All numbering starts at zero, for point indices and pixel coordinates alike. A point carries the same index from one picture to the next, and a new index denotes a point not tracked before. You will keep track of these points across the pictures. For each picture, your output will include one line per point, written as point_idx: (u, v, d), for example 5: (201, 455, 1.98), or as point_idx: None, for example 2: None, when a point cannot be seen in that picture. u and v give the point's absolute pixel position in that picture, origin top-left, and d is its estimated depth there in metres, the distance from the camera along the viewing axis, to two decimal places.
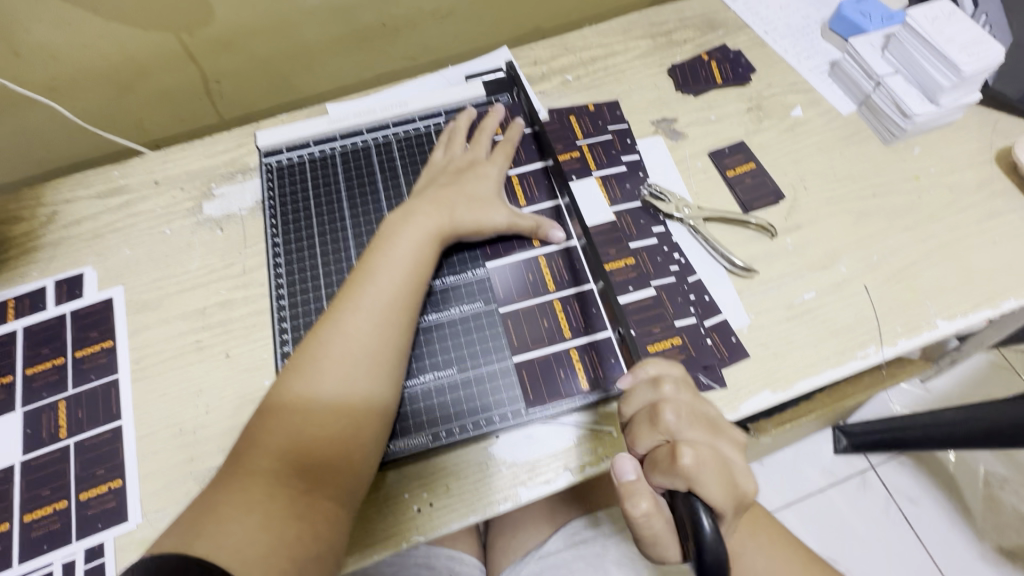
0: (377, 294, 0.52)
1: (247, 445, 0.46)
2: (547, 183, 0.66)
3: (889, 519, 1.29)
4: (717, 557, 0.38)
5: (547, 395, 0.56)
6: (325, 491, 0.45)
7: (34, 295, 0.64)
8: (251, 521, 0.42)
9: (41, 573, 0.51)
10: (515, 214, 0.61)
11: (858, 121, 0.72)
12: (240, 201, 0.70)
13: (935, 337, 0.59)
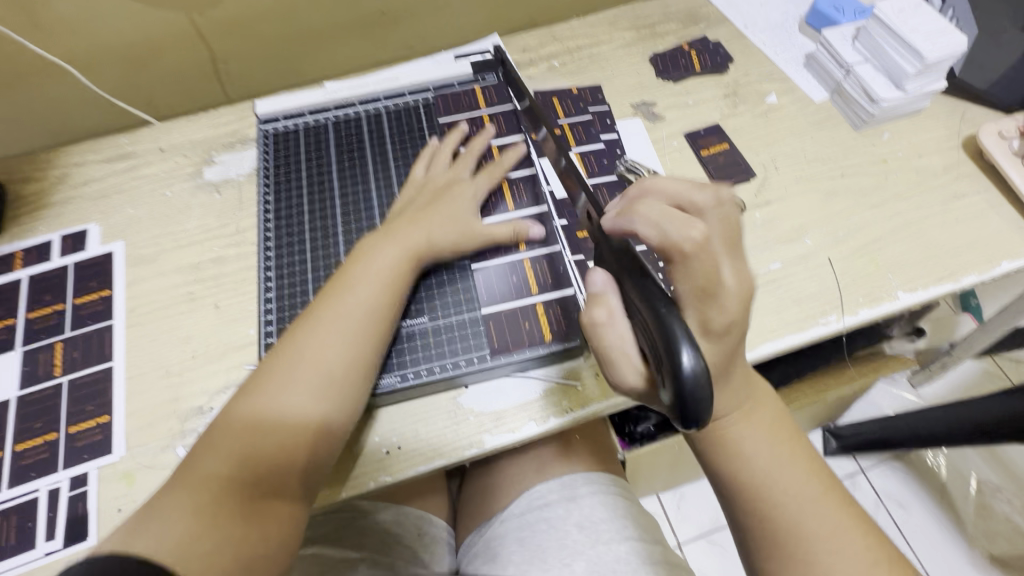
0: (348, 309, 0.53)
1: (209, 443, 0.47)
2: (534, 165, 0.68)
3: (878, 523, 1.29)
4: (692, 385, 0.35)
5: (513, 345, 0.58)
6: (280, 507, 0.47)
7: (41, 247, 0.69)
8: (192, 527, 0.42)
9: (27, 499, 0.54)
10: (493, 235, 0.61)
11: (831, 108, 0.75)
12: (238, 167, 0.74)
13: (897, 308, 0.61)
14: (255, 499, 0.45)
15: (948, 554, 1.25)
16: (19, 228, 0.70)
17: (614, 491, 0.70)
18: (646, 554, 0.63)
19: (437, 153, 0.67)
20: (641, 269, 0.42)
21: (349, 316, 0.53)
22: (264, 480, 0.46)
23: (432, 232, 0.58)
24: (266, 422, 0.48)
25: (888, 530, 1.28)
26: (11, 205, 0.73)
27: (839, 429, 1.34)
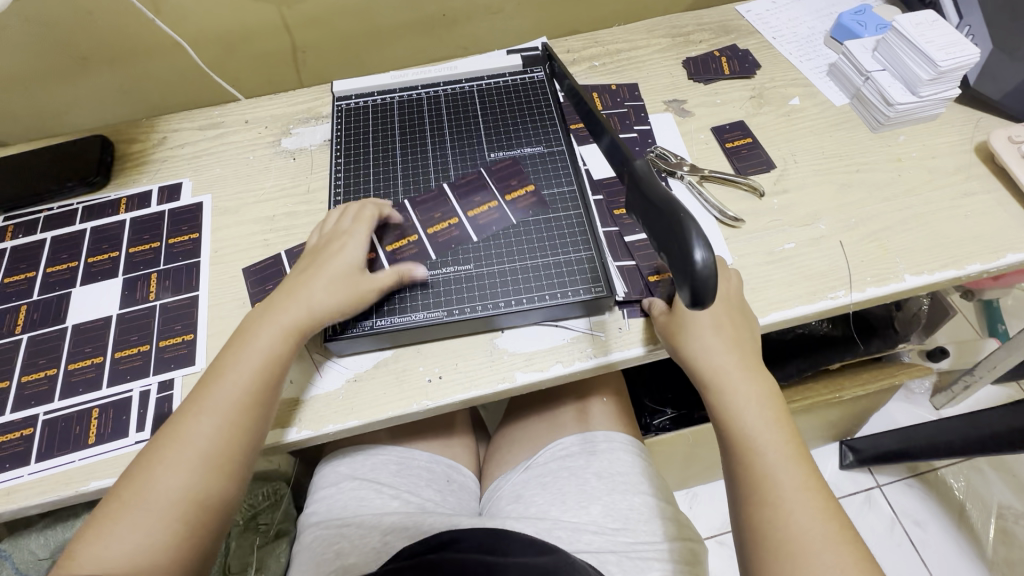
0: (226, 390, 0.54)
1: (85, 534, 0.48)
2: (450, 249, 0.66)
3: (893, 539, 1.27)
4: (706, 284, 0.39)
5: (548, 290, 0.63)
6: None
7: (141, 196, 0.79)
8: None
9: (121, 396, 0.63)
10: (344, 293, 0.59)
11: (850, 112, 0.81)
12: (312, 139, 0.84)
13: (903, 289, 0.66)
14: None
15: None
16: (124, 180, 0.82)
17: (634, 451, 0.74)
18: (659, 508, 0.68)
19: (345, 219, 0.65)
20: (650, 179, 0.44)
21: (226, 396, 0.54)
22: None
23: (286, 310, 0.58)
24: (142, 513, 0.49)
25: (904, 549, 1.25)
26: (118, 161, 0.84)
27: (856, 442, 1.33)
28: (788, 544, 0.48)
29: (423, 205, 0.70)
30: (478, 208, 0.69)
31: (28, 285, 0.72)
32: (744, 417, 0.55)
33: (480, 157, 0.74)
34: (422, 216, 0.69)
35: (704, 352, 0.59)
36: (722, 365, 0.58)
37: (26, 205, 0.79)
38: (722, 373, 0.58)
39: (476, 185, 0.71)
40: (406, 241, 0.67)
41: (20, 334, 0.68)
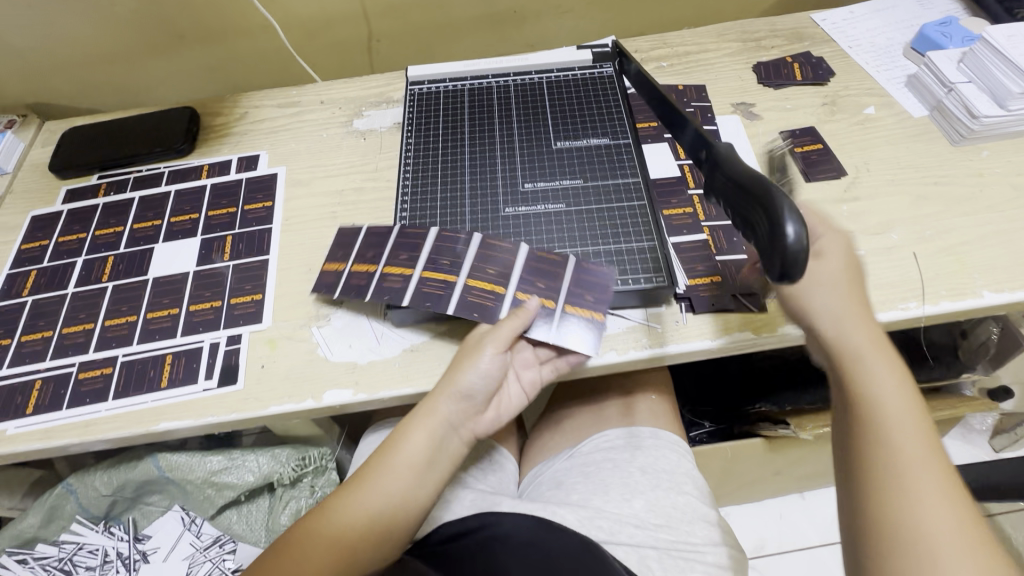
0: (400, 479, 0.57)
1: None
2: (473, 311, 0.61)
3: None
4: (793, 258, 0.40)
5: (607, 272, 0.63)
6: None
7: (222, 164, 0.84)
8: None
9: (193, 346, 0.67)
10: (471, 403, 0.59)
11: (929, 123, 0.78)
12: (382, 121, 0.87)
13: (981, 306, 0.63)
14: None
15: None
16: (207, 149, 0.87)
17: (677, 449, 0.72)
18: (700, 510, 0.67)
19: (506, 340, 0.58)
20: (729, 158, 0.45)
21: (400, 484, 0.56)
22: None
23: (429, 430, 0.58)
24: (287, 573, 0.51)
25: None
26: (202, 131, 0.90)
27: None
28: (917, 534, 0.43)
29: (483, 249, 0.65)
30: (531, 294, 0.61)
31: (116, 238, 0.77)
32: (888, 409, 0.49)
33: (547, 144, 0.75)
34: (476, 259, 0.64)
35: (824, 314, 0.55)
36: (848, 327, 0.54)
37: (118, 166, 0.85)
38: (852, 339, 0.53)
39: (552, 269, 0.63)
40: (444, 279, 0.63)
41: (107, 282, 0.73)
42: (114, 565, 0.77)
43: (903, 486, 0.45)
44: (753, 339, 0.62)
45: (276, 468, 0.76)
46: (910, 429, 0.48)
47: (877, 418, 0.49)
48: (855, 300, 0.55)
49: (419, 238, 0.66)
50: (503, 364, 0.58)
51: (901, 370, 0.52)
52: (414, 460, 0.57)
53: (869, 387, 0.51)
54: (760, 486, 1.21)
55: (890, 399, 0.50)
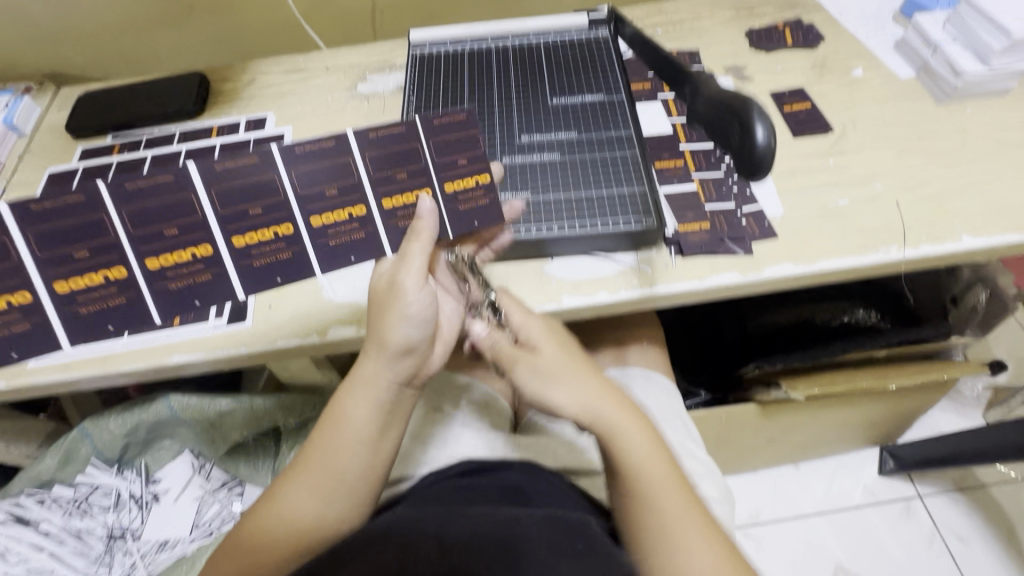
0: (368, 401, 0.54)
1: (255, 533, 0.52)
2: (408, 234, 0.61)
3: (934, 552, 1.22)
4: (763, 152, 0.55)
5: (598, 215, 0.66)
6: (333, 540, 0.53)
7: (232, 125, 0.88)
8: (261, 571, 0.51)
9: None
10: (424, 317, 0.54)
11: (915, 83, 0.81)
12: (385, 85, 0.90)
13: (960, 250, 0.65)
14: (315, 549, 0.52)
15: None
16: (217, 112, 0.90)
17: (668, 391, 0.76)
18: (689, 447, 0.72)
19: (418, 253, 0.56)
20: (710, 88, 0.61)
21: (371, 403, 0.54)
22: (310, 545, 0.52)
23: (371, 394, 0.54)
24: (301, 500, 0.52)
25: (938, 557, 1.22)
26: (212, 96, 0.93)
27: (899, 448, 1.28)
28: (661, 527, 0.50)
29: (395, 149, 0.57)
30: (461, 176, 0.59)
31: None
32: (648, 455, 0.51)
33: (543, 100, 0.78)
34: (377, 173, 0.57)
35: (565, 411, 0.51)
36: (563, 376, 0.51)
37: (132, 127, 0.89)
38: (559, 391, 0.50)
39: (462, 133, 0.58)
40: (349, 212, 0.58)
41: None
42: (128, 504, 0.80)
43: (650, 508, 0.50)
44: (740, 281, 0.64)
45: (281, 412, 0.80)
46: (666, 492, 0.51)
47: (642, 484, 0.51)
48: (571, 356, 0.52)
49: (332, 146, 0.55)
50: (429, 294, 0.55)
51: (622, 399, 0.53)
52: (366, 431, 0.54)
53: (631, 465, 0.51)
54: (754, 455, 1.24)
55: (650, 471, 0.51)
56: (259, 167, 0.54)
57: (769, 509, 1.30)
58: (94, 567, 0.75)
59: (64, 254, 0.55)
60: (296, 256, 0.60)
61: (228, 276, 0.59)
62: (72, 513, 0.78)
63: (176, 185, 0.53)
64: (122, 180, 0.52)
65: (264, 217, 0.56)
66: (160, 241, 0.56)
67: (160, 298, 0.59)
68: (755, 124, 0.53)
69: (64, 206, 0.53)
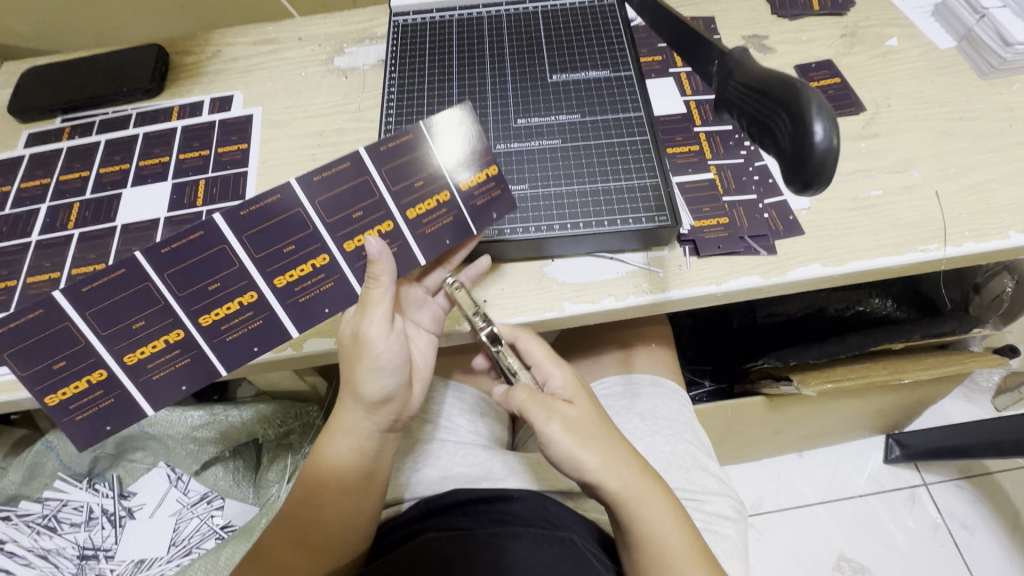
0: (345, 444, 0.52)
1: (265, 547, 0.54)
2: (442, 240, 0.55)
3: (943, 553, 1.07)
4: (818, 165, 0.39)
5: (605, 210, 0.59)
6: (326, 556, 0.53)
7: (194, 106, 0.78)
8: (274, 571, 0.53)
9: None
10: (400, 367, 0.52)
11: (956, 55, 0.72)
12: (365, 58, 0.81)
13: (1006, 247, 0.59)
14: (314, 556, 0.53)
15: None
16: (177, 90, 0.81)
17: (679, 399, 0.72)
18: (699, 459, 0.67)
19: (379, 303, 0.50)
20: (745, 74, 0.44)
21: (348, 445, 0.52)
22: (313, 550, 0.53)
23: (353, 444, 0.52)
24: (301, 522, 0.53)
25: (946, 552, 1.07)
26: (172, 71, 0.83)
27: (904, 435, 1.15)
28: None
29: (407, 155, 0.51)
30: (471, 172, 0.54)
31: (82, 183, 0.72)
32: (666, 517, 0.49)
33: (542, 78, 0.69)
34: (394, 186, 0.52)
35: (605, 478, 0.48)
36: (601, 434, 0.50)
37: (83, 108, 0.79)
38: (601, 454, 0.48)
39: (464, 129, 0.53)
40: (378, 231, 0.53)
41: (73, 229, 0.68)
42: (100, 521, 0.75)
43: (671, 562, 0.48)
44: (761, 284, 0.58)
45: (262, 424, 0.76)
46: (690, 558, 0.49)
47: (664, 553, 0.48)
48: (599, 415, 0.52)
49: (347, 168, 0.50)
50: (398, 336, 0.51)
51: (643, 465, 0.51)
52: (349, 479, 0.52)
53: (659, 535, 0.49)
54: (757, 445, 1.10)
55: (675, 540, 0.49)
56: (284, 204, 0.48)
57: (772, 498, 1.14)
58: None
59: (45, 366, 0.48)
60: (340, 285, 0.53)
61: (206, 353, 0.52)
62: (41, 531, 0.73)
63: (131, 279, 0.47)
64: (76, 284, 0.46)
65: (226, 288, 0.50)
66: (131, 335, 0.49)
67: (149, 390, 0.52)
68: (811, 110, 0.39)
69: (25, 326, 0.46)
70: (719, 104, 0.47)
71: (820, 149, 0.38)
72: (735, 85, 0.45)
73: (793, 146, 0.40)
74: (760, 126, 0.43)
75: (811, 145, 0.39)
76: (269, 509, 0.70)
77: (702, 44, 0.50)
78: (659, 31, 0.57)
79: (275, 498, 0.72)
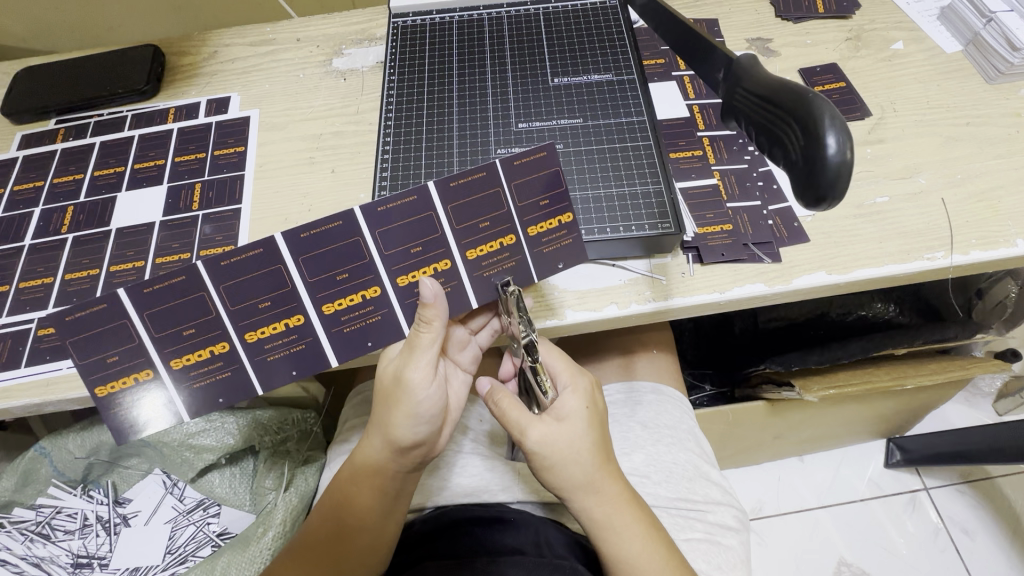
0: (372, 475, 0.52)
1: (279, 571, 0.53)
2: (499, 284, 0.53)
3: (945, 559, 1.07)
4: (832, 177, 0.38)
5: (609, 217, 0.58)
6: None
7: (190, 107, 0.77)
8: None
9: None
10: (437, 416, 0.51)
11: (963, 59, 0.72)
12: (364, 60, 0.80)
13: (1013, 256, 0.58)
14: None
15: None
16: (173, 91, 0.80)
17: (681, 406, 0.71)
18: (702, 468, 0.66)
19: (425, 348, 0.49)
20: (754, 84, 0.43)
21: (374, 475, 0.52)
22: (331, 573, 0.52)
23: (377, 481, 0.52)
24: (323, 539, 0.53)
25: (948, 558, 1.07)
26: (168, 72, 0.82)
27: (906, 440, 1.14)
28: None
29: (478, 194, 0.49)
30: (543, 218, 0.52)
31: (76, 186, 0.71)
32: (641, 543, 0.50)
33: (544, 81, 0.68)
34: (458, 225, 0.50)
35: (575, 496, 0.51)
36: (576, 459, 0.50)
37: (78, 109, 0.78)
38: (569, 477, 0.50)
39: (541, 172, 0.50)
40: (433, 267, 0.51)
41: (67, 233, 0.67)
42: (95, 529, 0.74)
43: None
44: (766, 292, 0.57)
45: (258, 431, 0.74)
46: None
47: None
48: (591, 440, 0.50)
49: (414, 202, 0.48)
50: (439, 383, 0.51)
51: (622, 489, 0.51)
52: (373, 503, 0.52)
53: (622, 557, 0.50)
54: (757, 450, 1.09)
55: (644, 565, 0.49)
56: (344, 230, 0.47)
57: (772, 502, 1.14)
58: None
59: (97, 360, 0.47)
60: (386, 319, 0.52)
61: (246, 371, 0.51)
62: (34, 539, 0.72)
63: (189, 286, 0.46)
64: (140, 284, 0.45)
65: (274, 309, 0.49)
66: (182, 341, 0.49)
67: (190, 399, 0.51)
68: (824, 121, 0.38)
69: (85, 318, 0.45)
70: (725, 113, 0.47)
71: (835, 160, 0.37)
72: (742, 96, 0.44)
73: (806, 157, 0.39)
74: (769, 137, 0.42)
75: (824, 158, 0.38)
76: (266, 518, 0.69)
77: (708, 52, 0.49)
78: (664, 35, 0.56)
79: (272, 506, 0.71)
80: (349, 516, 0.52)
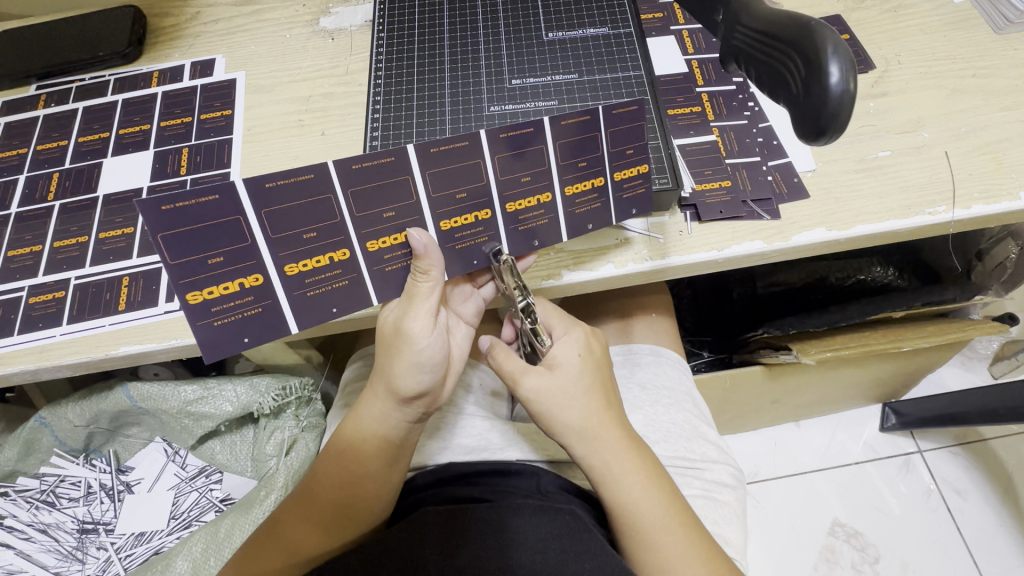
0: (370, 424, 0.52)
1: (288, 516, 0.54)
2: (586, 223, 0.55)
3: (935, 517, 1.09)
4: (837, 103, 0.40)
5: None
6: (348, 524, 0.53)
7: (174, 71, 0.75)
8: (296, 534, 0.53)
9: (92, 330, 0.58)
10: (440, 364, 0.51)
11: (970, 9, 0.69)
12: (352, 19, 0.76)
13: (1014, 209, 0.57)
14: (333, 524, 0.53)
15: (1006, 553, 1.05)
16: (155, 54, 0.77)
17: (679, 367, 0.71)
18: (699, 427, 0.67)
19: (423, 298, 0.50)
20: (752, 23, 0.45)
21: (373, 426, 0.52)
22: (336, 519, 0.53)
23: (382, 428, 0.52)
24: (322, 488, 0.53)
25: (939, 516, 1.09)
26: (150, 35, 0.79)
27: (902, 403, 1.15)
28: (642, 537, 0.50)
29: (582, 136, 0.49)
30: (625, 166, 0.52)
31: (61, 153, 0.70)
32: (641, 493, 0.50)
33: (537, 34, 0.66)
34: (563, 160, 0.50)
35: (574, 443, 0.51)
36: (571, 403, 0.50)
37: (59, 73, 0.76)
38: (567, 420, 0.50)
39: (631, 122, 0.50)
40: (537, 199, 0.52)
41: (53, 201, 0.66)
42: (99, 496, 0.75)
43: (647, 532, 0.50)
44: (765, 249, 0.56)
45: (256, 398, 0.73)
46: (663, 527, 0.50)
47: (637, 521, 0.50)
48: (585, 385, 0.51)
49: (529, 134, 0.48)
50: (440, 333, 0.51)
51: (623, 436, 0.51)
52: (376, 458, 0.52)
53: (622, 501, 0.50)
54: (756, 414, 1.09)
55: (644, 508, 0.50)
56: (468, 151, 0.47)
57: (768, 466, 1.15)
58: (66, 562, 0.71)
59: (197, 260, 0.45)
60: (489, 244, 0.53)
61: (365, 281, 0.51)
62: (40, 506, 0.73)
63: (318, 186, 0.45)
64: (266, 178, 0.43)
65: (397, 221, 0.49)
66: (300, 244, 0.47)
67: (300, 307, 0.51)
68: (827, 53, 0.40)
69: (195, 207, 0.43)
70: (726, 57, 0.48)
71: (843, 87, 0.39)
72: (740, 38, 0.46)
73: (807, 91, 0.41)
74: (772, 76, 0.45)
75: (828, 88, 0.40)
76: (267, 482, 0.71)
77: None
78: None
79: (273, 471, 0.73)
80: (351, 467, 0.52)
